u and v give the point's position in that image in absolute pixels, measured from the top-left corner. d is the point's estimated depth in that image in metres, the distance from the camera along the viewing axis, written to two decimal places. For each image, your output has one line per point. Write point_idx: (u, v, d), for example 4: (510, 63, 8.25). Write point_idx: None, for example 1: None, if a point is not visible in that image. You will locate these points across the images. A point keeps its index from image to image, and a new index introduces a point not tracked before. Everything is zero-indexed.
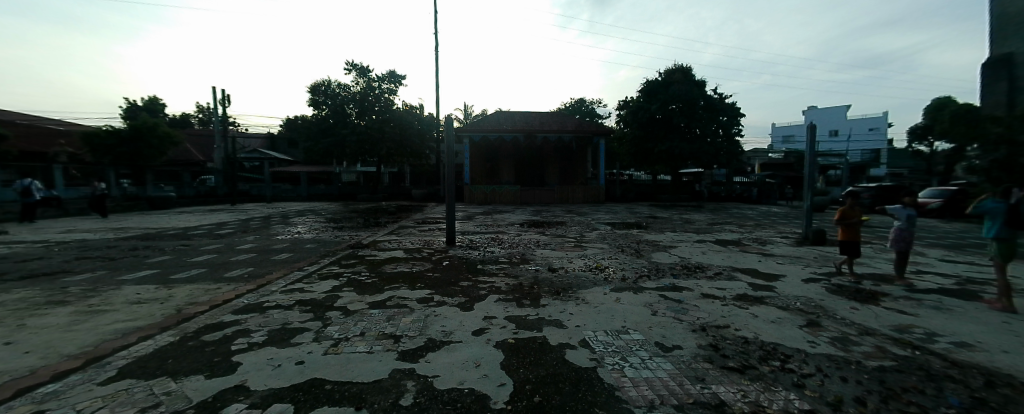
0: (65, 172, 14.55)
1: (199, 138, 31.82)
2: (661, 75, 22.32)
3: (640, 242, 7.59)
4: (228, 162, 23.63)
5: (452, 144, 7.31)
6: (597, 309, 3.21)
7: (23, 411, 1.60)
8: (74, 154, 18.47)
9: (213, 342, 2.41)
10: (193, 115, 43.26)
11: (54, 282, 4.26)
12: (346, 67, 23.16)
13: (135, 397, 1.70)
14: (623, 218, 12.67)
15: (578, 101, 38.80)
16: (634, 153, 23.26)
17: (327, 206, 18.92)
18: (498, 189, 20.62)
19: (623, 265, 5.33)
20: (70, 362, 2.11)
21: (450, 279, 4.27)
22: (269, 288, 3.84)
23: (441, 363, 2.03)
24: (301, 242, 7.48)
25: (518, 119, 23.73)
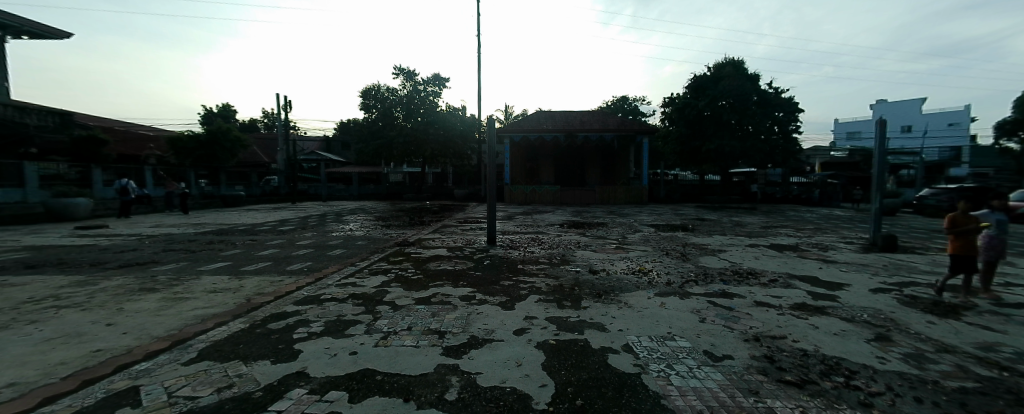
0: (154, 173, 16.47)
1: (265, 142, 34.81)
2: (710, 70, 21.18)
3: (686, 245, 7.25)
4: (289, 163, 25.65)
5: (493, 145, 7.41)
6: (640, 314, 3.10)
7: (122, 385, 1.82)
8: (162, 157, 20.84)
9: (277, 330, 2.61)
10: (260, 120, 47.45)
11: (146, 271, 4.83)
12: (395, 71, 24.25)
13: (212, 377, 1.88)
14: (668, 219, 12.18)
15: (620, 100, 37.94)
16: (679, 152, 22.33)
17: (376, 205, 19.91)
18: (538, 189, 20.62)
19: (668, 268, 5.12)
20: (159, 343, 2.38)
21: (492, 278, 4.33)
22: (324, 281, 4.11)
23: (483, 360, 2.06)
24: (353, 239, 7.93)
25: (557, 119, 23.62)
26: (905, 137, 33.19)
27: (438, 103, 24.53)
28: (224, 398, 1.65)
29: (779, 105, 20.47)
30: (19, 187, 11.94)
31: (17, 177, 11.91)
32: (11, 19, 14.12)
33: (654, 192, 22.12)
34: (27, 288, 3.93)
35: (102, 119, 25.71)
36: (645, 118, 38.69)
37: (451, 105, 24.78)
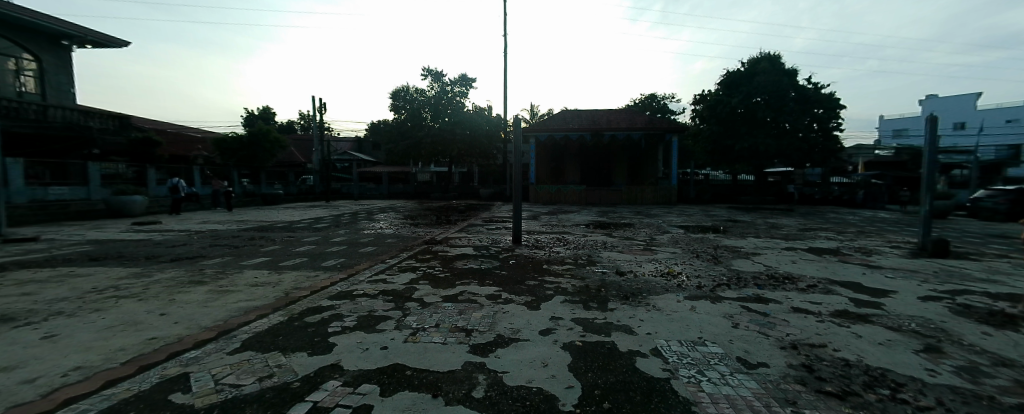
0: (201, 173, 17.54)
1: (301, 142, 36.40)
2: (744, 65, 20.37)
3: (718, 247, 7.01)
4: (323, 163, 26.71)
5: (519, 144, 7.40)
6: (669, 317, 3.02)
7: (175, 371, 1.95)
8: (208, 157, 22.16)
9: (313, 323, 2.72)
10: (297, 122, 49.63)
11: (194, 265, 5.15)
12: (423, 73, 24.72)
13: (255, 366, 1.98)
14: (698, 221, 11.82)
15: (648, 97, 37.16)
16: (710, 151, 21.61)
17: (405, 204, 20.40)
18: (564, 188, 20.52)
19: (698, 271, 4.96)
20: (206, 333, 2.52)
21: (517, 277, 4.34)
22: (356, 277, 4.24)
23: (510, 359, 2.07)
24: (383, 236, 8.15)
25: (583, 118, 23.38)
26: (958, 134, 30.88)
27: (464, 104, 24.84)
28: (266, 387, 1.73)
29: (820, 101, 19.36)
30: (83, 185, 12.99)
31: (81, 175, 12.93)
32: (75, 29, 15.27)
33: (684, 192, 21.55)
34: (92, 279, 4.27)
35: (156, 122, 27.67)
36: (673, 116, 37.72)
37: (477, 105, 25.05)
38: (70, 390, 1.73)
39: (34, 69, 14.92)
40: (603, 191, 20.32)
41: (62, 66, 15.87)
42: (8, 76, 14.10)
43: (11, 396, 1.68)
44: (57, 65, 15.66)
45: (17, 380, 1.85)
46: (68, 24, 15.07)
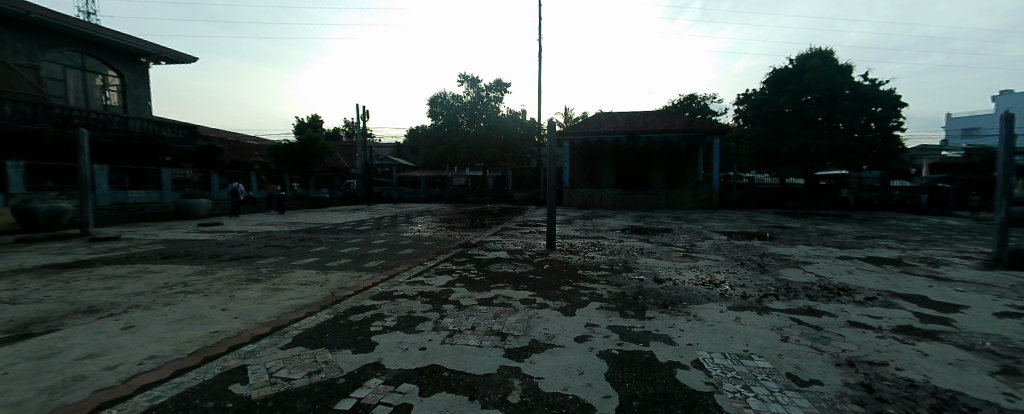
0: (257, 178, 18.90)
1: (347, 149, 38.44)
2: (792, 63, 19.23)
3: (764, 255, 6.62)
4: (365, 168, 27.98)
5: (553, 148, 7.38)
6: (712, 328, 2.88)
7: (234, 363, 2.09)
8: (263, 163, 23.86)
9: (357, 322, 2.83)
10: (342, 129, 52.44)
11: (251, 263, 5.54)
12: (459, 79, 25.29)
13: (304, 362, 2.09)
14: (742, 227, 11.21)
15: (687, 98, 35.90)
16: (755, 154, 20.49)
17: (442, 207, 20.93)
18: (599, 193, 20.19)
19: (743, 280, 4.69)
20: (261, 328, 2.70)
21: (552, 282, 4.31)
22: (396, 279, 4.38)
23: (545, 365, 2.05)
24: (421, 239, 8.39)
25: (619, 120, 22.99)
26: None
27: (499, 108, 25.16)
28: (314, 382, 1.83)
29: (878, 98, 17.87)
30: (157, 189, 14.25)
31: (155, 180, 14.21)
32: (152, 48, 16.95)
33: (726, 196, 20.61)
34: (164, 275, 4.71)
35: (219, 131, 30.25)
36: (714, 117, 36.18)
37: (512, 109, 25.33)
38: (144, 377, 1.90)
39: (118, 84, 16.79)
40: (640, 195, 19.82)
41: (141, 81, 17.63)
42: (96, 91, 16.03)
43: (97, 380, 1.88)
44: (137, 81, 17.42)
45: (103, 365, 2.06)
46: (144, 43, 16.74)
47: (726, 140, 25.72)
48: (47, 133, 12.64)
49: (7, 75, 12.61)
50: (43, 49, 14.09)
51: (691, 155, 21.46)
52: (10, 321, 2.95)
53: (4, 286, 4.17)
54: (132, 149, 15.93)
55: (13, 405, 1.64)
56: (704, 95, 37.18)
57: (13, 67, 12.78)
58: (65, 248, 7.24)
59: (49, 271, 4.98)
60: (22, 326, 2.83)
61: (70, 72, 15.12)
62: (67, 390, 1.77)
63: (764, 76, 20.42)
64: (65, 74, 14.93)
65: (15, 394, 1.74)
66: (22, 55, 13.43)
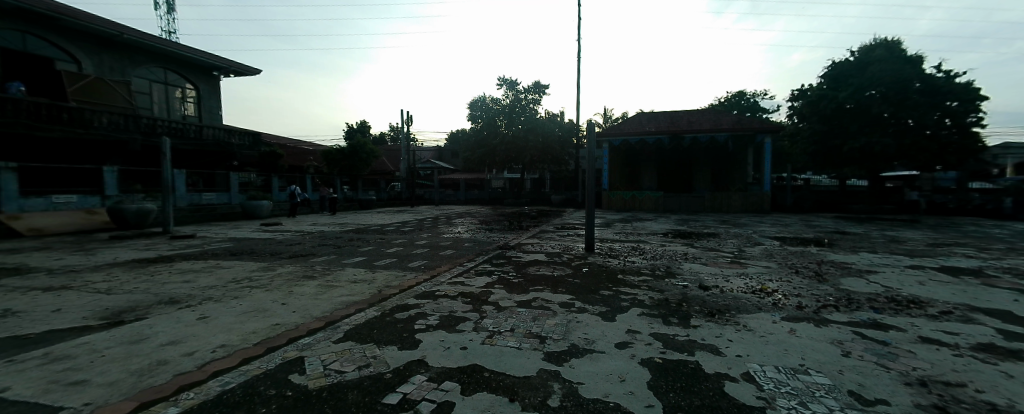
0: (311, 181, 20.23)
1: (392, 152, 40.21)
2: (854, 55, 17.68)
3: (821, 262, 6.12)
4: (408, 171, 29.08)
5: (592, 149, 7.25)
6: (763, 339, 2.71)
7: (293, 354, 2.25)
8: (317, 167, 25.53)
9: (402, 320, 2.94)
10: (388, 133, 55.01)
11: (305, 261, 5.92)
12: (498, 82, 25.59)
13: (354, 356, 2.20)
14: (797, 232, 10.43)
15: (735, 95, 34.01)
16: (812, 153, 19.01)
17: (481, 209, 21.29)
18: (640, 195, 19.61)
19: (798, 290, 4.36)
20: (316, 323, 2.87)
21: (590, 286, 4.24)
22: (438, 278, 4.51)
23: (584, 370, 2.03)
24: (461, 240, 8.57)
25: (661, 120, 22.26)
26: None
27: (537, 110, 25.21)
28: (363, 376, 1.91)
29: (954, 91, 15.91)
30: (226, 191, 15.77)
31: (225, 184, 15.80)
32: (222, 62, 18.61)
33: (778, 199, 19.49)
34: (231, 270, 5.15)
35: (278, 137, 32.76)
36: (765, 114, 33.99)
37: (550, 111, 25.29)
38: (216, 364, 2.08)
39: (194, 96, 18.54)
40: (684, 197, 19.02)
41: (213, 93, 19.43)
42: (176, 103, 17.77)
43: (176, 365, 2.09)
44: (210, 93, 19.20)
45: (181, 352, 2.29)
46: (216, 58, 18.41)
47: (778, 139, 24.07)
48: (136, 141, 13.85)
49: (105, 89, 14.54)
50: (133, 65, 15.92)
51: (740, 155, 20.32)
52: (107, 309, 3.35)
53: (103, 277, 4.75)
54: (206, 156, 17.50)
55: (109, 383, 1.86)
56: (754, 91, 35.05)
57: (108, 82, 14.61)
58: (151, 244, 8.13)
59: (140, 265, 5.63)
60: (116, 313, 3.22)
61: (155, 86, 16.90)
62: (153, 373, 1.98)
63: (822, 70, 18.90)
64: (151, 88, 16.72)
65: (110, 375, 1.98)
66: (115, 71, 15.28)
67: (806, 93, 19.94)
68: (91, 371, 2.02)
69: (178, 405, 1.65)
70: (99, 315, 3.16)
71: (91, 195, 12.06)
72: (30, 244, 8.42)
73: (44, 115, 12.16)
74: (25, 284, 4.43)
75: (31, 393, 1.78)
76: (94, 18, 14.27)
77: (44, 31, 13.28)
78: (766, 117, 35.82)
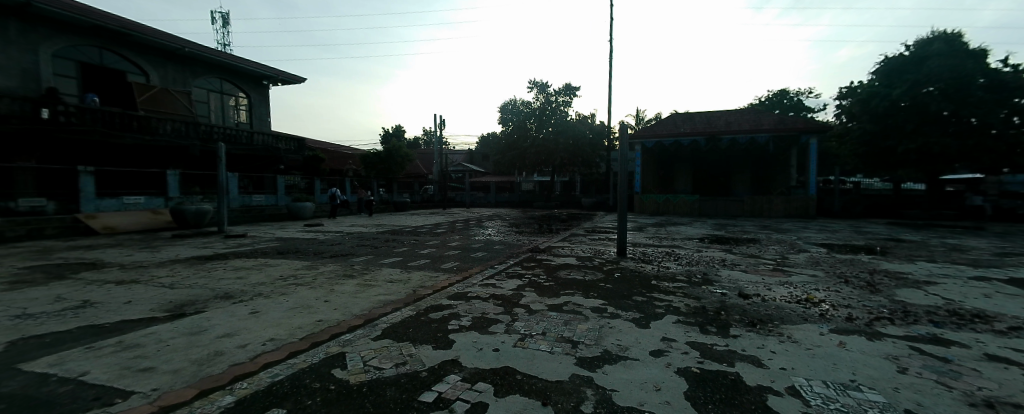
0: (350, 184, 21.05)
1: (424, 156, 41.24)
2: (910, 49, 16.44)
3: (873, 272, 5.71)
4: (440, 174, 29.68)
5: (624, 152, 7.13)
6: (809, 352, 2.56)
7: (335, 349, 2.35)
8: (355, 170, 26.59)
9: (436, 320, 3.00)
10: (421, 137, 56.59)
11: (344, 261, 6.17)
12: (529, 85, 25.68)
13: (392, 354, 2.26)
14: (846, 238, 9.81)
15: (777, 94, 32.46)
16: (862, 154, 17.83)
17: (511, 212, 21.42)
18: (674, 199, 19.04)
19: (847, 300, 4.08)
20: (355, 320, 2.97)
21: (623, 291, 4.15)
22: (470, 280, 4.56)
23: (618, 377, 1.99)
24: (491, 243, 8.65)
25: (697, 121, 21.59)
26: None
27: (568, 113, 25.09)
28: (400, 373, 1.96)
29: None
30: (274, 193, 16.69)
31: (273, 186, 16.68)
32: (271, 72, 19.75)
33: (824, 204, 18.44)
34: (278, 268, 5.44)
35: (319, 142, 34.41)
36: (810, 114, 32.21)
37: (581, 113, 25.09)
38: (266, 357, 2.20)
39: (246, 104, 19.76)
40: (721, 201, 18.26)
41: (263, 101, 20.69)
42: (230, 111, 18.99)
43: (231, 356, 2.22)
44: (260, 100, 20.45)
45: (235, 344, 2.43)
46: (265, 68, 19.56)
47: (824, 139, 22.76)
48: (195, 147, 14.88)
49: (167, 99, 15.61)
50: (194, 76, 17.18)
51: (783, 156, 19.35)
52: (171, 302, 3.62)
53: (166, 272, 5.15)
54: (257, 160, 18.61)
55: (173, 372, 2.00)
56: (797, 89, 33.32)
57: (172, 92, 15.85)
58: (207, 243, 8.74)
59: (198, 261, 6.07)
60: (178, 306, 3.47)
61: (212, 95, 18.12)
62: (211, 363, 2.12)
63: (874, 66, 17.63)
64: (209, 97, 17.94)
65: (174, 363, 2.13)
66: (178, 82, 16.55)
67: (855, 90, 18.71)
68: (157, 360, 2.18)
69: (234, 393, 1.76)
70: (162, 308, 3.42)
71: (157, 196, 13.11)
72: (103, 241, 9.27)
73: (117, 123, 13.24)
74: (100, 277, 4.87)
75: (108, 378, 1.95)
76: (161, 34, 15.56)
77: (118, 47, 14.63)
78: (811, 117, 33.92)
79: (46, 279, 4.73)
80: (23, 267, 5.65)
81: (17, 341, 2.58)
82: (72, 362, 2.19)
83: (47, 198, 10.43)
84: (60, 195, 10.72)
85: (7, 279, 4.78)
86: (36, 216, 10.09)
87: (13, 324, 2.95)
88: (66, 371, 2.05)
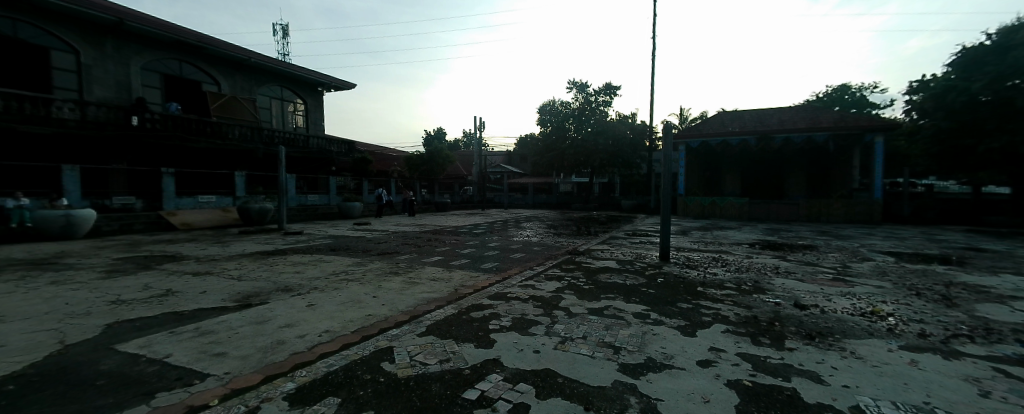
0: (395, 185, 21.82)
1: (465, 157, 42.16)
2: (992, 38, 14.64)
3: (948, 284, 5.12)
4: (480, 175, 30.14)
5: (668, 152, 6.90)
6: (876, 369, 2.35)
7: (383, 343, 2.44)
8: (400, 171, 27.59)
9: (478, 319, 3.05)
10: (461, 140, 57.97)
11: (389, 258, 6.41)
12: (569, 86, 25.48)
13: (436, 350, 2.31)
14: (919, 247, 8.90)
15: (837, 89, 30.26)
16: (936, 154, 16.20)
17: (549, 214, 21.34)
18: (720, 201, 18.22)
19: (920, 315, 3.70)
20: (401, 316, 3.07)
21: (667, 297, 4.02)
22: (509, 281, 4.59)
23: (664, 386, 1.92)
24: (530, 244, 8.67)
25: (747, 120, 20.54)
26: None
27: (608, 113, 24.69)
28: (445, 370, 2.01)
29: None
30: (326, 194, 17.59)
31: (326, 187, 17.58)
32: (325, 79, 20.94)
33: (892, 208, 16.86)
34: (331, 264, 5.76)
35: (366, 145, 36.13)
36: (876, 110, 29.65)
37: (621, 113, 24.61)
38: (322, 347, 2.33)
39: (303, 110, 21.06)
40: (775, 205, 17.22)
41: (319, 106, 21.97)
42: (289, 116, 20.28)
43: (292, 346, 2.37)
44: (316, 106, 21.70)
45: (295, 334, 2.59)
46: (320, 75, 20.74)
47: (891, 137, 20.85)
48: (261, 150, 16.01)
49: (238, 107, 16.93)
50: (258, 85, 18.60)
51: (844, 156, 17.97)
52: (238, 293, 3.92)
53: (234, 266, 5.59)
54: (312, 162, 19.79)
55: (242, 357, 2.17)
56: (860, 84, 30.75)
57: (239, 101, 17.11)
58: (269, 239, 9.42)
59: (261, 256, 6.57)
60: (244, 297, 3.75)
61: (274, 102, 19.47)
62: (274, 351, 2.27)
63: (952, 57, 15.77)
64: (271, 104, 19.31)
65: (243, 350, 2.30)
66: (245, 90, 17.98)
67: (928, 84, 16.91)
68: (229, 346, 2.37)
69: (294, 380, 1.87)
70: (232, 298, 3.71)
71: (226, 195, 14.30)
72: (178, 236, 10.22)
73: (194, 128, 14.69)
74: (179, 268, 5.40)
75: (187, 360, 2.15)
76: (233, 47, 17.02)
77: (196, 59, 16.13)
78: (877, 113, 31.18)
79: (136, 269, 5.29)
80: (118, 258, 6.39)
81: (115, 324, 2.90)
82: (157, 344, 2.43)
83: (136, 197, 11.53)
84: (146, 194, 11.84)
85: (104, 268, 5.38)
86: (127, 213, 11.18)
87: (110, 308, 3.33)
88: (153, 353, 2.27)
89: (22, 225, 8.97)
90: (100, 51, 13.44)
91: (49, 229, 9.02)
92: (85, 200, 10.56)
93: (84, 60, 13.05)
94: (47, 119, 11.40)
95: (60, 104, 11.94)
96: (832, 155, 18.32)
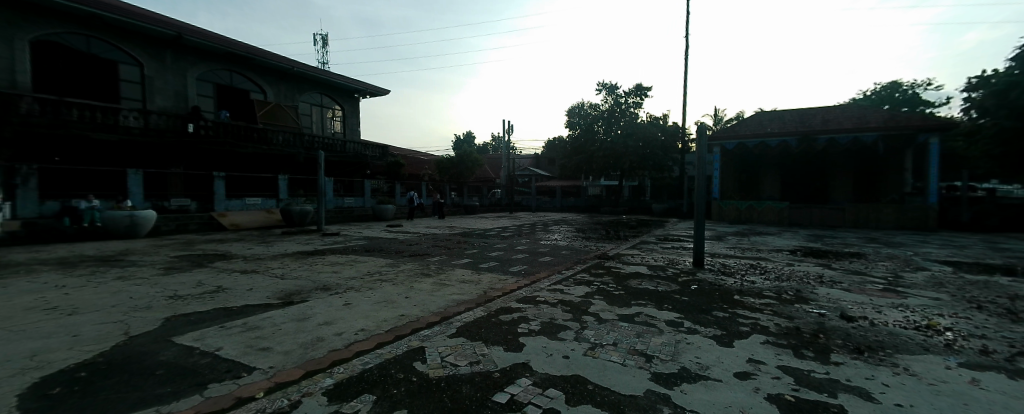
0: (426, 188, 22.21)
1: (493, 161, 42.53)
2: None
3: (1016, 298, 4.67)
4: (508, 178, 30.27)
5: (701, 154, 6.68)
6: (933, 388, 2.17)
7: (415, 343, 2.49)
8: (432, 175, 28.03)
9: (507, 322, 3.06)
10: (489, 143, 58.61)
11: (420, 260, 6.54)
12: (598, 88, 25.19)
13: (466, 352, 2.34)
14: (982, 256, 8.17)
15: (887, 87, 28.39)
16: (1000, 156, 14.86)
17: (577, 217, 21.14)
18: (758, 205, 17.45)
19: (983, 330, 3.39)
20: (432, 317, 3.13)
21: (701, 305, 3.88)
22: (538, 284, 4.58)
23: (699, 398, 1.86)
24: (559, 248, 8.61)
25: (787, 120, 19.61)
26: None
27: (638, 114, 24.23)
28: (475, 372, 2.03)
29: None
30: (361, 196, 18.11)
31: (361, 190, 18.09)
32: (359, 85, 21.64)
33: (949, 214, 15.56)
34: (365, 265, 5.95)
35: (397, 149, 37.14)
36: (931, 108, 27.54)
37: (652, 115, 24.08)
38: (358, 345, 2.41)
39: (341, 115, 21.86)
40: (818, 209, 16.30)
41: (356, 112, 22.73)
42: (328, 122, 21.15)
43: (330, 343, 2.46)
44: (353, 111, 22.44)
45: (333, 332, 2.69)
46: (355, 82, 21.47)
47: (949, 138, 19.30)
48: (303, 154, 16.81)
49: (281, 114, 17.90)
50: (300, 92, 19.51)
51: (895, 158, 16.93)
52: (280, 291, 4.12)
53: (277, 264, 5.89)
54: (348, 165, 20.49)
55: (285, 352, 2.28)
56: (912, 81, 28.72)
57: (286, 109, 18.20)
58: (308, 239, 9.85)
59: (301, 256, 6.87)
60: (286, 294, 3.94)
61: (314, 108, 20.38)
62: (314, 347, 2.37)
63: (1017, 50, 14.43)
64: (311, 110, 20.22)
65: (285, 345, 2.42)
66: (288, 98, 18.92)
67: (988, 81, 15.56)
68: (273, 341, 2.50)
69: (332, 377, 1.94)
70: (274, 295, 3.91)
71: (271, 198, 14.90)
72: (227, 236, 10.86)
73: (242, 134, 15.59)
74: (228, 266, 5.74)
75: (235, 353, 2.27)
76: (278, 58, 17.98)
77: (244, 69, 17.15)
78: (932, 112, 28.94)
79: (190, 267, 5.68)
80: (175, 256, 6.88)
81: (172, 317, 3.12)
82: (209, 338, 2.59)
83: (190, 199, 12.46)
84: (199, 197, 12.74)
85: (163, 265, 5.80)
86: (181, 213, 12.06)
87: (168, 303, 3.59)
88: (205, 346, 2.42)
89: (92, 224, 9.80)
90: (161, 64, 14.55)
91: (116, 228, 9.83)
92: (146, 201, 11.50)
93: (146, 72, 14.21)
94: (115, 127, 12.22)
95: (127, 113, 12.97)
96: (881, 156, 17.19)
